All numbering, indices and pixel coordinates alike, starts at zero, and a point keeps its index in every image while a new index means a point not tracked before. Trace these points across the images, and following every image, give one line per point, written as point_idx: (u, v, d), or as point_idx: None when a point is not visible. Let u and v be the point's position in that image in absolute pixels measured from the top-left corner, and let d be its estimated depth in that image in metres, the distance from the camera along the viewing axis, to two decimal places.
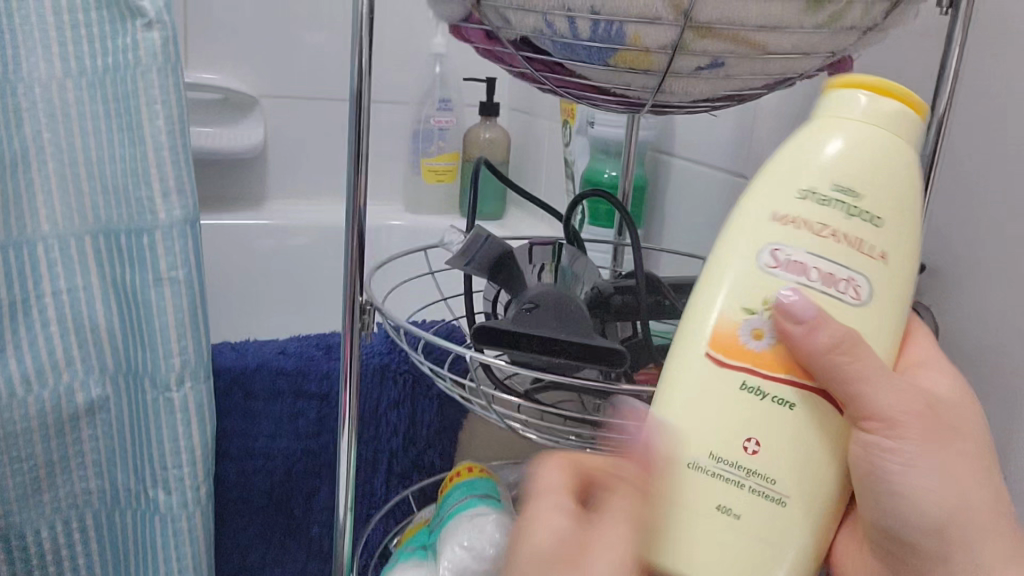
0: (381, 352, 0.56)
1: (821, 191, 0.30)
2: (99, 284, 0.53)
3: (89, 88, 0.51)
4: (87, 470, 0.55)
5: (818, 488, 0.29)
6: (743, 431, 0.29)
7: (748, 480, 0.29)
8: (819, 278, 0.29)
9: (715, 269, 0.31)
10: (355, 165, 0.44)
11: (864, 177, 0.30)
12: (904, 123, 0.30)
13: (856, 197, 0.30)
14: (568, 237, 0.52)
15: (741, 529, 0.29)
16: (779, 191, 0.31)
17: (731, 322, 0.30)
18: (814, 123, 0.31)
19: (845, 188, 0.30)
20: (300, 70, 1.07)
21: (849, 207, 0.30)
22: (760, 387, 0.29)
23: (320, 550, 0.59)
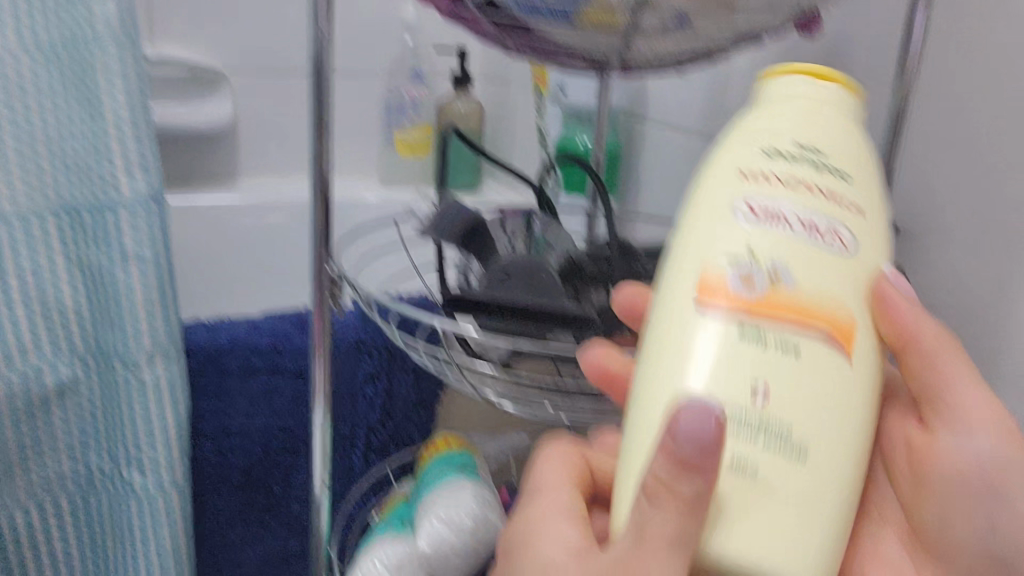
0: (356, 326, 0.55)
1: (783, 158, 0.30)
2: (64, 265, 0.51)
3: (45, 61, 0.48)
4: (61, 454, 0.54)
5: (843, 448, 0.27)
6: (749, 384, 0.26)
7: (763, 438, 0.26)
8: (805, 228, 0.28)
9: (692, 230, 0.30)
10: (318, 136, 0.43)
11: (820, 138, 0.30)
12: (846, 98, 0.31)
13: (819, 153, 0.30)
14: (541, 205, 0.52)
15: (764, 498, 0.25)
16: (742, 160, 0.30)
17: (718, 271, 0.28)
18: (761, 105, 0.32)
19: (804, 147, 0.30)
20: (268, 43, 1.05)
21: (814, 164, 0.29)
22: (756, 329, 0.27)
23: (299, 525, 0.60)
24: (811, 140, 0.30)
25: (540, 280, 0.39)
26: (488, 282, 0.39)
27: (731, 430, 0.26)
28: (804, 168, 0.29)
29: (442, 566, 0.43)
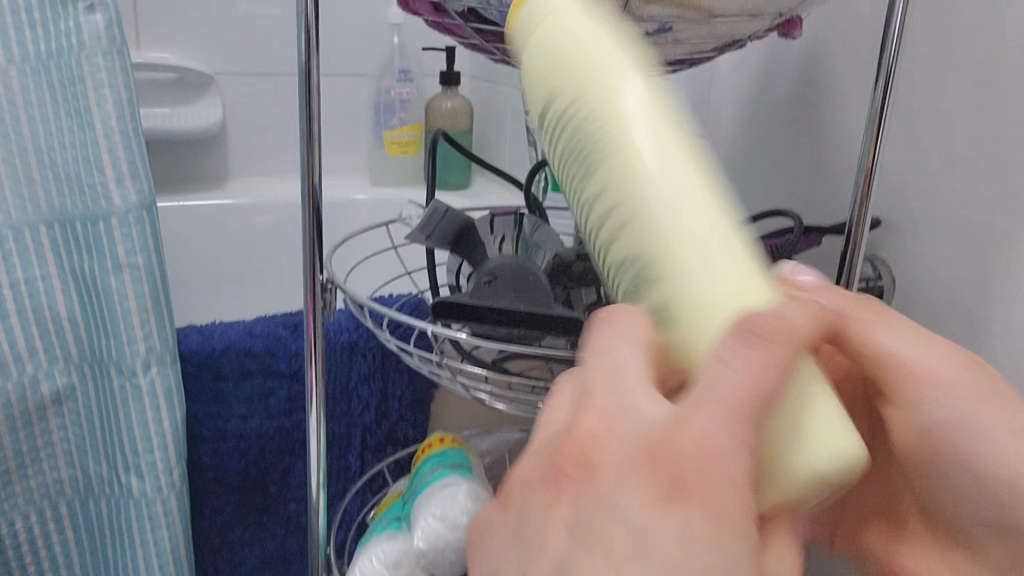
0: (348, 328, 0.55)
1: (656, 245, 0.27)
2: (59, 275, 0.52)
3: (35, 73, 0.50)
4: (58, 460, 0.55)
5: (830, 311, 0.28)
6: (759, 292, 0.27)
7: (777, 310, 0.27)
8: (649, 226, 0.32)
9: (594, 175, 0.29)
10: (307, 146, 0.44)
11: (528, 89, 0.32)
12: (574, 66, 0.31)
13: (596, 174, 0.29)
14: (529, 205, 0.53)
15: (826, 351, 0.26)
16: (660, 217, 0.27)
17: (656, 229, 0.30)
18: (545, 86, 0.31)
19: (557, 146, 0.31)
20: (256, 45, 1.05)
21: (643, 265, 0.28)
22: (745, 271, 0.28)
23: (298, 525, 0.60)
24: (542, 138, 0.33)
25: (527, 284, 0.40)
26: (475, 287, 0.40)
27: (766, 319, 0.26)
28: (647, 268, 0.27)
29: (438, 562, 0.44)
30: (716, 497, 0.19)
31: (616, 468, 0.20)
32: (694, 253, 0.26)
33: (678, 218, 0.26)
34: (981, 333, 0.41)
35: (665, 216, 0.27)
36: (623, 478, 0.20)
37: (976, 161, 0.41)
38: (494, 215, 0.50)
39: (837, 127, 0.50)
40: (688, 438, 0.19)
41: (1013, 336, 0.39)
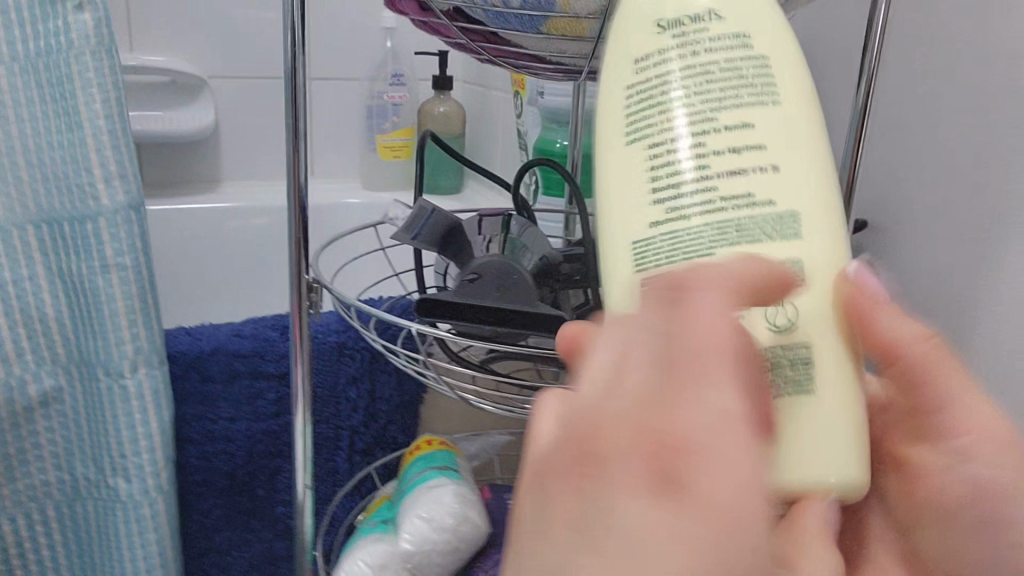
0: (337, 329, 0.55)
1: (774, 208, 0.27)
2: (46, 276, 0.52)
3: (24, 74, 0.50)
4: (45, 463, 0.55)
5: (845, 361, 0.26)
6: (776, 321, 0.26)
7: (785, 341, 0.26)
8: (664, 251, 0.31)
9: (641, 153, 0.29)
10: (293, 145, 0.44)
11: (645, 17, 0.30)
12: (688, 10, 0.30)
13: (721, 116, 0.28)
14: (517, 206, 0.53)
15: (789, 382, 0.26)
16: (785, 183, 0.27)
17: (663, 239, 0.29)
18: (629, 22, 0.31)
19: (650, 79, 0.29)
20: (249, 48, 1.05)
21: (739, 221, 0.27)
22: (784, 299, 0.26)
23: (284, 528, 0.60)
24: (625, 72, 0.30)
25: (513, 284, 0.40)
26: (460, 288, 0.40)
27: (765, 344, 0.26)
28: (751, 223, 0.27)
29: (425, 564, 0.44)
30: (711, 486, 0.16)
31: (598, 469, 0.17)
32: (799, 231, 0.27)
33: (775, 208, 0.27)
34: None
35: (789, 183, 0.27)
36: (612, 476, 0.17)
37: None
38: (481, 216, 0.49)
39: (825, 128, 0.49)
40: (678, 427, 0.17)
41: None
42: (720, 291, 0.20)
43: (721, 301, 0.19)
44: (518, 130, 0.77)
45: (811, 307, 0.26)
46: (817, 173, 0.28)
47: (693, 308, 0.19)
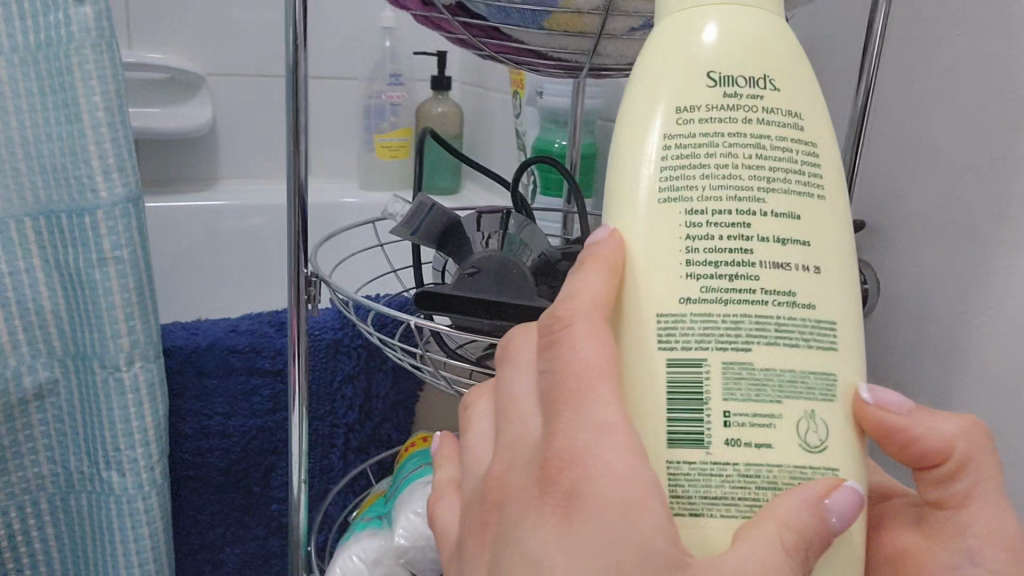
0: (334, 326, 0.54)
1: (815, 312, 0.24)
2: (43, 268, 0.52)
3: (23, 67, 0.50)
4: (39, 455, 0.55)
5: (855, 458, 0.24)
6: (785, 421, 0.23)
7: (788, 441, 0.23)
8: (699, 325, 0.24)
9: (659, 212, 0.24)
10: (293, 137, 0.43)
11: (683, 52, 0.26)
12: (754, 28, 0.25)
13: (768, 196, 0.24)
14: (516, 204, 0.53)
15: (769, 477, 0.23)
16: (825, 288, 0.24)
17: (673, 297, 0.24)
18: (673, 40, 0.26)
19: (702, 134, 0.25)
20: (249, 46, 1.05)
21: (778, 318, 0.24)
22: (812, 411, 0.23)
23: (279, 524, 0.61)
24: (659, 120, 0.25)
25: (512, 280, 0.40)
26: (458, 283, 0.40)
27: (757, 438, 0.23)
28: (791, 325, 0.24)
29: (418, 559, 0.44)
30: (596, 488, 0.21)
31: (518, 503, 0.22)
32: (837, 340, 0.24)
33: (824, 290, 0.24)
34: (954, 339, 0.40)
35: (830, 290, 0.24)
36: (531, 516, 0.22)
37: (952, 161, 0.39)
38: (480, 213, 0.49)
39: None
40: (565, 447, 0.21)
41: (986, 341, 0.38)
42: (588, 310, 0.23)
43: (584, 319, 0.23)
44: (517, 130, 0.77)
45: (837, 423, 0.24)
46: (852, 261, 0.25)
47: (567, 337, 0.23)
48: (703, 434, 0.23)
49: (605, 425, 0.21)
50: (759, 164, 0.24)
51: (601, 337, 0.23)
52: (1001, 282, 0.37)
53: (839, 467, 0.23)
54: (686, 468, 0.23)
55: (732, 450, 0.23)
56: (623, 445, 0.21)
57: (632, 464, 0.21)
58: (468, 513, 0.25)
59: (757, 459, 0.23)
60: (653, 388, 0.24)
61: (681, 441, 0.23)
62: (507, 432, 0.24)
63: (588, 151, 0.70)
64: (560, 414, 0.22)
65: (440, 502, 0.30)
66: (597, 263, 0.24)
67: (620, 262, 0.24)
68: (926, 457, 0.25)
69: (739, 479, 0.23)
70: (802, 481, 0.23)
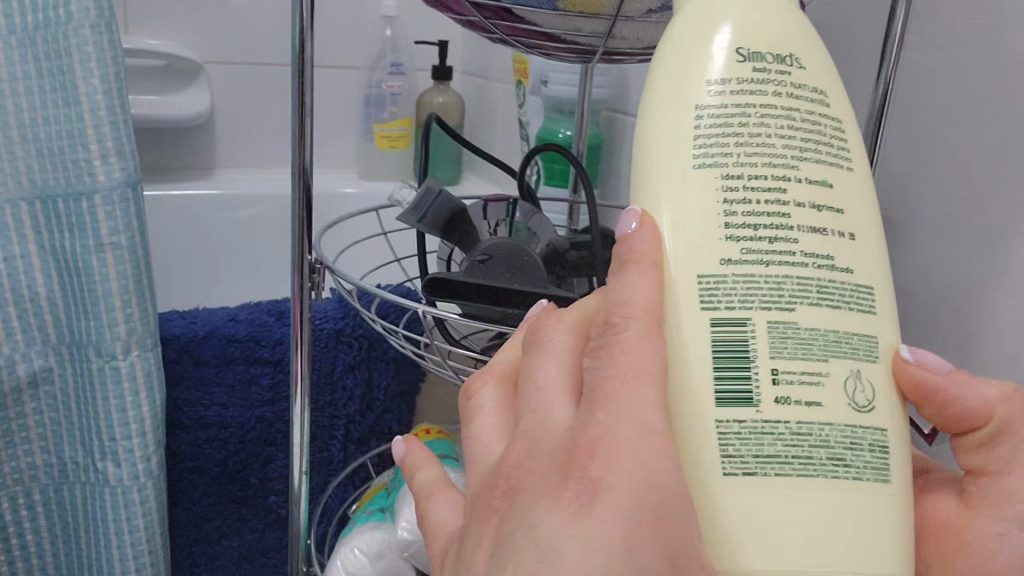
0: (335, 316, 0.53)
1: (853, 277, 0.23)
2: (38, 253, 0.51)
3: (20, 48, 0.48)
4: (32, 444, 0.54)
5: (900, 420, 0.23)
6: (835, 381, 0.22)
7: (837, 400, 0.22)
8: (743, 285, 0.23)
9: (694, 179, 0.24)
10: (298, 119, 0.42)
11: (707, 36, 0.25)
12: (773, 9, 0.25)
13: (801, 165, 0.24)
14: (524, 193, 0.52)
15: (818, 437, 0.22)
16: (861, 254, 0.24)
17: (715, 258, 0.23)
18: (693, 18, 0.26)
19: (733, 105, 0.24)
20: (250, 34, 1.04)
21: (819, 281, 0.23)
22: (859, 372, 0.23)
23: (276, 518, 0.60)
24: (687, 92, 0.25)
25: (523, 265, 0.39)
26: (469, 268, 0.39)
27: (806, 396, 0.22)
28: (831, 288, 0.23)
29: (421, 553, 0.43)
30: (624, 483, 0.20)
31: (537, 487, 0.21)
32: (875, 305, 0.24)
33: (860, 256, 0.24)
34: (967, 336, 0.39)
35: (863, 256, 0.24)
36: (548, 500, 0.20)
37: (967, 153, 0.38)
38: (486, 201, 0.48)
39: None
40: (599, 437, 0.20)
41: (1004, 338, 0.37)
42: (641, 315, 0.22)
43: (638, 324, 0.22)
44: (520, 119, 0.76)
45: (880, 382, 0.23)
46: (879, 233, 0.25)
47: (616, 337, 0.22)
48: (752, 393, 0.22)
49: (642, 426, 0.20)
50: (795, 132, 0.24)
51: (649, 342, 0.21)
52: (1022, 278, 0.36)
53: (887, 427, 0.23)
54: (736, 428, 0.22)
55: (780, 409, 0.22)
56: (655, 445, 0.20)
57: (661, 470, 0.20)
58: (475, 499, 0.24)
59: (807, 417, 0.22)
60: (694, 363, 0.22)
61: (729, 401, 0.22)
62: (527, 418, 0.23)
63: (594, 140, 0.70)
64: (596, 407, 0.21)
65: (434, 499, 0.29)
66: (644, 264, 0.23)
67: (662, 256, 0.23)
68: (963, 421, 0.25)
69: (788, 438, 0.22)
70: (853, 441, 0.22)
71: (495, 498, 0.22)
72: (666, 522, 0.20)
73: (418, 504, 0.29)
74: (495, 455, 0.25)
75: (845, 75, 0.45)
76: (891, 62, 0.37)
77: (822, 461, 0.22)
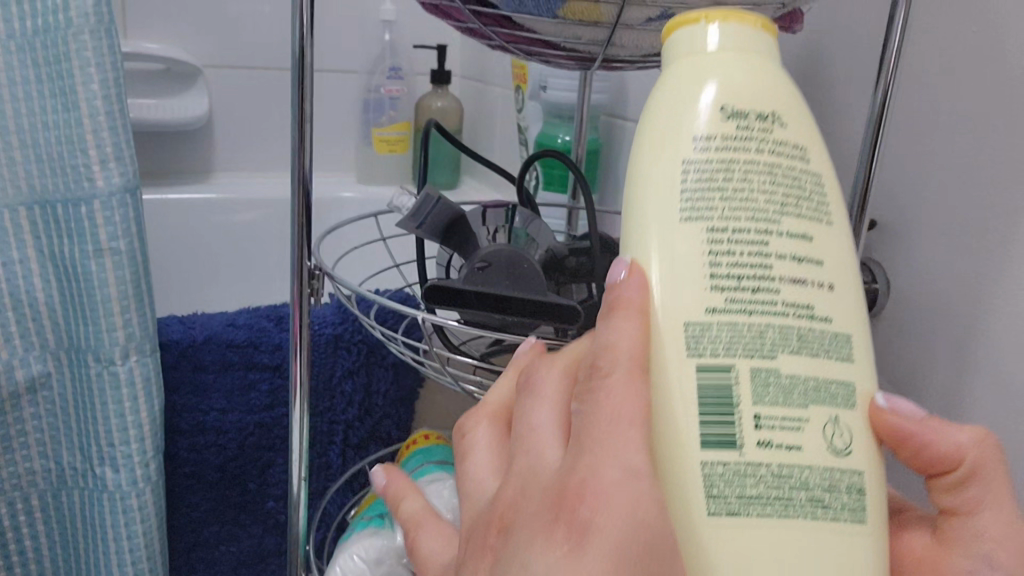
0: (334, 321, 0.54)
1: (832, 326, 0.23)
2: (37, 259, 0.51)
3: (20, 54, 0.49)
4: (30, 450, 0.54)
5: (877, 464, 0.23)
6: (814, 427, 0.22)
7: (816, 445, 0.22)
8: (726, 336, 0.22)
9: (678, 232, 0.23)
10: (299, 125, 0.42)
11: (692, 92, 0.24)
12: (758, 60, 0.25)
13: (783, 218, 0.23)
14: (522, 198, 0.52)
15: (798, 482, 0.21)
16: (841, 304, 0.23)
17: (696, 307, 0.22)
18: (679, 67, 0.25)
19: (717, 160, 0.23)
20: (248, 38, 1.04)
21: (801, 332, 0.22)
22: (837, 417, 0.22)
23: (275, 523, 0.59)
24: (674, 143, 0.24)
25: (522, 271, 0.40)
26: (469, 275, 0.39)
27: (786, 442, 0.22)
28: (812, 339, 0.23)
29: None
30: (610, 526, 0.19)
31: (526, 527, 0.21)
32: (853, 353, 0.23)
33: (842, 308, 0.23)
34: (966, 345, 0.39)
35: (843, 306, 0.23)
36: (537, 543, 0.20)
37: (964, 162, 0.38)
38: (486, 206, 0.48)
39: None
40: (585, 480, 0.20)
41: (1002, 347, 0.37)
42: (627, 359, 0.22)
43: (622, 368, 0.22)
44: (519, 124, 0.76)
45: (859, 428, 0.23)
46: (858, 284, 0.24)
47: (602, 382, 0.22)
48: (734, 435, 0.22)
49: (628, 469, 0.20)
50: (777, 185, 0.23)
51: (633, 386, 0.21)
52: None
53: (865, 472, 0.22)
54: (720, 469, 0.21)
55: (758, 455, 0.21)
56: (642, 488, 0.20)
57: (646, 512, 0.20)
58: (469, 537, 0.24)
59: (787, 460, 0.21)
60: (679, 408, 0.22)
61: (711, 443, 0.22)
62: (518, 460, 0.23)
63: (593, 146, 0.70)
64: (583, 451, 0.21)
65: (423, 532, 0.29)
66: (627, 311, 0.22)
67: (648, 303, 0.23)
68: (933, 465, 0.24)
69: (768, 481, 0.21)
70: (833, 483, 0.22)
71: (489, 537, 0.22)
72: (656, 561, 0.20)
73: (407, 535, 0.30)
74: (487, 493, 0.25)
75: (843, 83, 0.45)
76: (889, 70, 0.37)
77: (801, 503, 0.21)
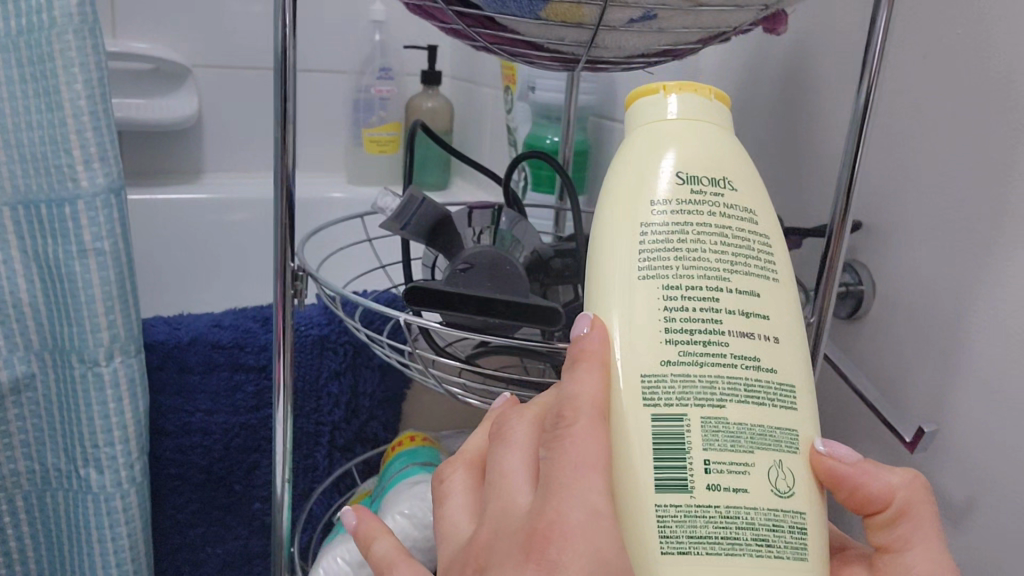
0: (320, 323, 0.54)
1: (778, 376, 0.24)
2: (21, 258, 0.51)
3: (3, 53, 0.48)
4: (15, 451, 0.53)
5: (821, 504, 0.24)
6: (760, 472, 0.23)
7: (763, 490, 0.23)
8: (678, 386, 0.23)
9: (635, 289, 0.24)
10: (281, 126, 0.42)
11: (651, 159, 0.26)
12: (713, 130, 0.27)
13: (733, 275, 0.24)
14: (507, 199, 0.52)
15: (745, 523, 0.22)
16: (788, 357, 0.24)
17: (653, 359, 0.24)
18: (640, 140, 0.27)
19: (672, 222, 0.25)
20: (237, 38, 1.04)
21: (749, 382, 0.24)
22: (781, 462, 0.23)
23: (261, 523, 0.59)
24: (632, 207, 0.26)
25: (505, 273, 0.39)
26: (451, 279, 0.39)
27: (733, 486, 0.23)
28: (759, 388, 0.24)
29: None
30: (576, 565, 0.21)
31: (499, 566, 0.22)
32: (796, 403, 0.24)
33: (790, 361, 0.25)
34: (949, 347, 0.39)
35: (790, 359, 0.25)
36: None
37: (946, 165, 0.38)
38: (472, 207, 0.48)
39: None
40: (553, 523, 0.22)
41: (984, 348, 0.37)
42: (589, 407, 0.23)
43: (585, 416, 0.23)
44: (507, 125, 0.76)
45: (804, 473, 0.24)
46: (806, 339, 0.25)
47: (567, 431, 0.23)
48: (685, 479, 0.23)
49: (592, 511, 0.22)
50: (728, 245, 0.25)
51: (595, 433, 0.23)
52: (1008, 285, 0.35)
53: (808, 512, 0.23)
54: (672, 511, 0.23)
55: (706, 499, 0.23)
56: (607, 529, 0.22)
57: (608, 550, 0.21)
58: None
59: (732, 502, 0.23)
60: (636, 453, 0.23)
61: (664, 486, 0.23)
62: (489, 501, 0.24)
63: (580, 147, 0.70)
64: (549, 496, 0.22)
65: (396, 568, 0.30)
66: (591, 362, 0.24)
67: (609, 357, 0.24)
68: (867, 504, 0.25)
69: (716, 523, 0.22)
70: (778, 523, 0.23)
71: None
72: None
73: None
74: (462, 532, 0.26)
75: (826, 87, 0.45)
76: (872, 71, 0.37)
77: (747, 541, 0.22)
